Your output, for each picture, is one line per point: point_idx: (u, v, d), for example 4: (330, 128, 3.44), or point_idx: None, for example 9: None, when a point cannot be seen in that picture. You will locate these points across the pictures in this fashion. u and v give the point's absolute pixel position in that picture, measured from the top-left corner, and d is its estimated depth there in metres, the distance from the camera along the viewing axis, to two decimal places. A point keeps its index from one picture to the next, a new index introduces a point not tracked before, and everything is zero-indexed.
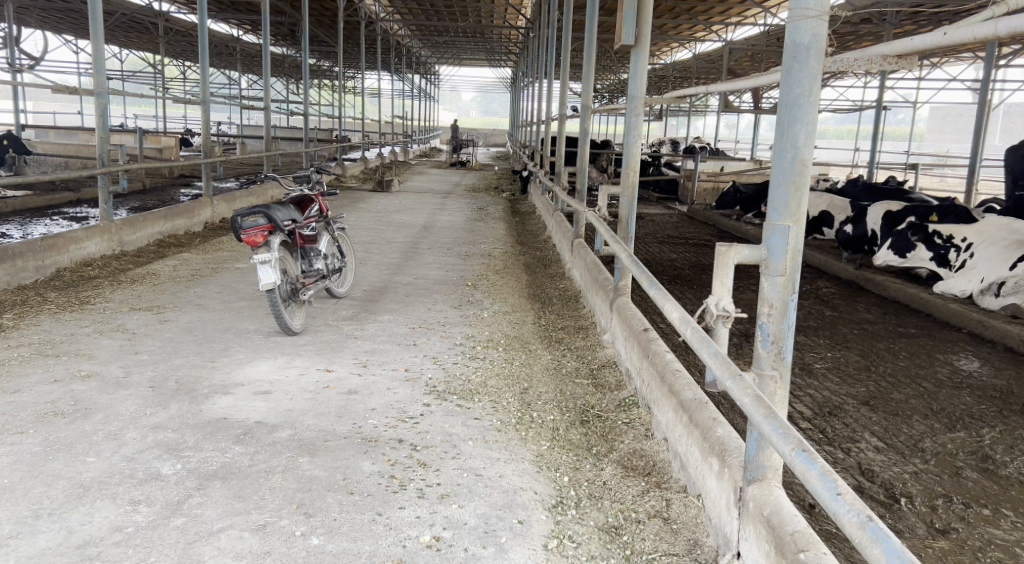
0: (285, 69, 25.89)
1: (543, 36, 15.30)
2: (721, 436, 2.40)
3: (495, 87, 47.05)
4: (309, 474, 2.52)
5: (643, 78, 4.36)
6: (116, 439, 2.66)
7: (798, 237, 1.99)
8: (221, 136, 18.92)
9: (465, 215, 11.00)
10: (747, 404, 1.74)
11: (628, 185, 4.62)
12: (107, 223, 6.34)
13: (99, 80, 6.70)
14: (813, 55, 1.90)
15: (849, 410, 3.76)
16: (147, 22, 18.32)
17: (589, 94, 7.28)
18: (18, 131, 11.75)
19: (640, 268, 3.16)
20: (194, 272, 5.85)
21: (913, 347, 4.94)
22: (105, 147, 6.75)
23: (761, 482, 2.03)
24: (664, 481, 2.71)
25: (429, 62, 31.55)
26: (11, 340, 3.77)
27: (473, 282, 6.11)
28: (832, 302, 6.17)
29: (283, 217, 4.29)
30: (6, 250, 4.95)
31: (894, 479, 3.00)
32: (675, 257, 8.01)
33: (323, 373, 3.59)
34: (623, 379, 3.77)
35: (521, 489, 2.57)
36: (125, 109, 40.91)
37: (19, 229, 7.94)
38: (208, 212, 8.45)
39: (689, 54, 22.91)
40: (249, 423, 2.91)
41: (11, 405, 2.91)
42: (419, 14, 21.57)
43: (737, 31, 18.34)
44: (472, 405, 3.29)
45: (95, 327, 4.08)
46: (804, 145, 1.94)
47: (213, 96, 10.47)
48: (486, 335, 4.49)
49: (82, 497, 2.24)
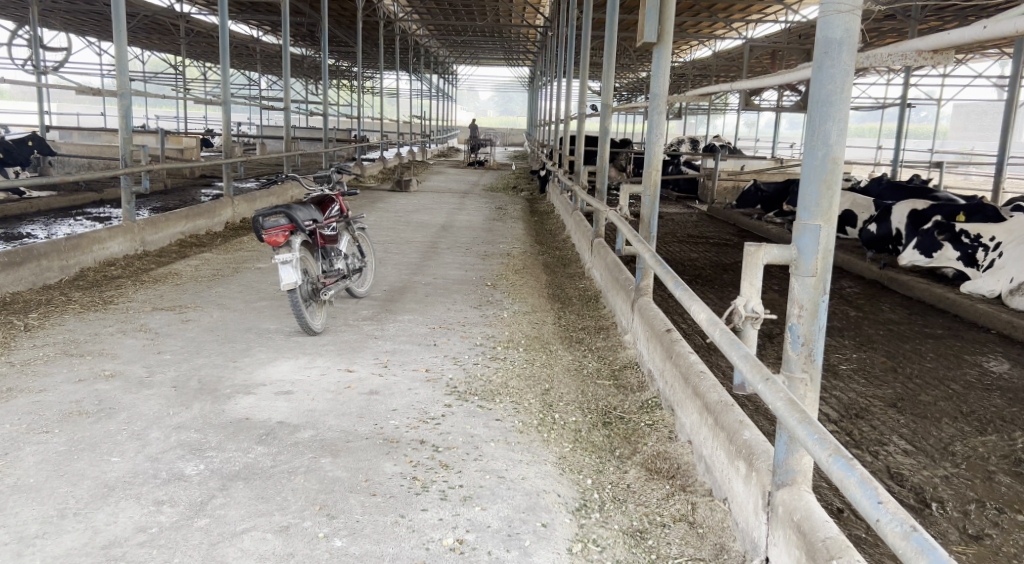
0: (304, 69, 26.07)
1: (562, 36, 15.30)
2: (748, 439, 2.35)
3: (513, 87, 47.16)
4: (331, 475, 2.51)
5: (666, 75, 4.31)
6: (140, 439, 2.67)
7: (829, 237, 1.94)
8: (241, 137, 19.10)
9: (483, 214, 11.01)
10: (780, 409, 1.69)
11: (650, 184, 4.56)
12: (130, 223, 6.39)
13: (122, 80, 6.74)
14: (845, 50, 1.85)
15: (876, 412, 3.70)
16: (168, 23, 18.51)
17: (610, 92, 7.22)
18: (43, 132, 11.90)
19: (665, 268, 3.11)
20: (215, 272, 5.89)
21: (941, 348, 4.85)
22: (128, 148, 6.79)
23: (791, 487, 1.99)
24: (689, 484, 2.67)
25: (447, 62, 31.69)
26: (37, 339, 3.81)
27: (493, 281, 6.10)
28: (856, 302, 6.08)
29: (306, 216, 4.28)
30: (31, 250, 5.01)
31: (924, 483, 2.94)
32: (696, 256, 7.96)
33: (343, 373, 3.58)
34: (645, 379, 3.73)
35: (545, 492, 2.54)
36: (147, 111, 41.53)
37: (43, 229, 8.04)
38: (229, 212, 8.51)
39: (708, 52, 22.77)
40: (272, 423, 2.91)
41: (36, 404, 2.93)
42: (437, 14, 21.63)
43: (757, 28, 18.21)
44: (493, 406, 3.27)
45: (119, 327, 4.11)
46: (835, 142, 1.90)
47: (233, 96, 10.50)
48: (507, 335, 4.47)
49: (107, 497, 2.25)
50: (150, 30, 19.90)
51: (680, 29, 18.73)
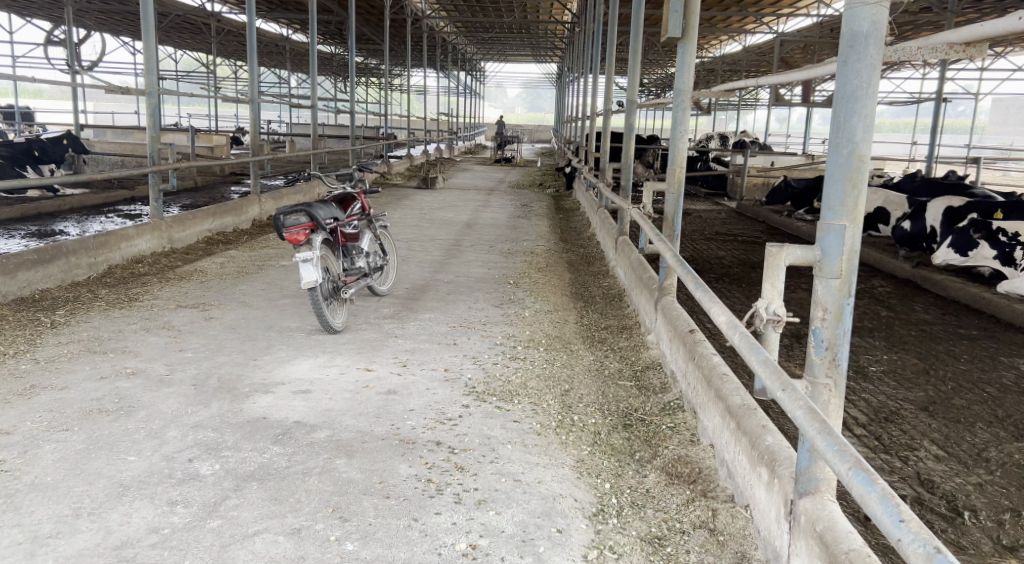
0: (332, 67, 26.28)
1: (589, 31, 15.19)
2: (771, 445, 2.28)
3: (541, 83, 47.04)
4: (346, 476, 2.49)
5: (691, 71, 4.22)
6: (157, 437, 2.68)
7: (854, 238, 1.87)
8: (271, 135, 19.30)
9: (508, 211, 10.97)
10: (800, 418, 1.61)
11: (674, 182, 4.47)
12: (157, 220, 6.46)
13: (151, 80, 6.81)
14: (872, 44, 1.78)
15: (907, 416, 3.59)
16: (200, 23, 18.76)
17: (635, 88, 7.11)
18: (77, 130, 12.07)
19: (687, 268, 3.04)
20: (240, 270, 5.93)
21: (976, 350, 4.71)
22: (156, 146, 6.85)
23: (815, 495, 1.92)
24: (710, 490, 2.60)
25: (475, 59, 31.73)
26: (62, 336, 3.85)
27: (515, 280, 6.06)
28: (888, 301, 5.94)
29: (326, 214, 4.28)
30: (61, 247, 5.08)
31: (956, 491, 2.84)
32: (723, 254, 7.84)
33: (362, 372, 3.57)
34: (667, 381, 3.66)
35: (561, 496, 2.50)
36: (180, 109, 42.19)
37: (76, 226, 8.18)
38: (256, 209, 8.58)
39: (738, 46, 22.47)
40: (289, 423, 2.90)
41: (58, 402, 2.96)
42: (465, 11, 21.64)
43: (789, 22, 17.92)
44: (512, 407, 3.24)
45: (143, 324, 4.15)
46: (861, 139, 1.82)
47: (261, 94, 10.57)
48: (528, 335, 4.42)
49: (121, 497, 2.25)
50: (182, 30, 20.18)
51: (709, 24, 18.50)
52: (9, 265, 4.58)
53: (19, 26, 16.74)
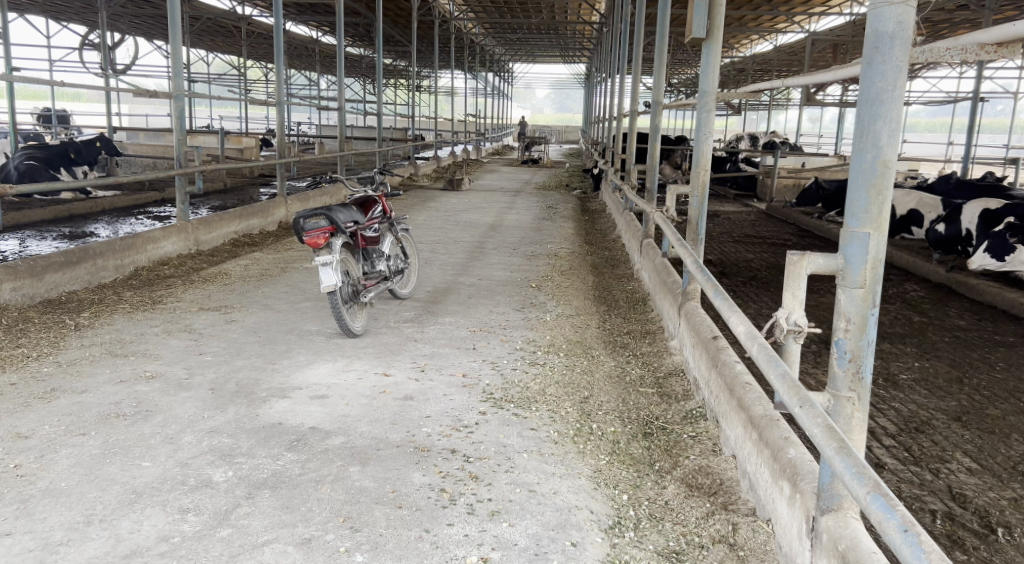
0: (361, 68, 26.43)
1: (616, 32, 15.13)
2: (793, 458, 2.20)
3: (570, 84, 46.87)
4: (358, 485, 2.47)
5: (715, 73, 4.13)
6: (172, 443, 2.69)
7: (879, 247, 1.80)
8: (300, 137, 19.49)
9: (533, 213, 10.92)
10: (817, 436, 1.54)
11: (699, 185, 4.38)
12: (183, 223, 6.51)
13: (178, 83, 6.87)
14: (897, 45, 1.71)
15: (939, 426, 3.48)
16: (231, 26, 19.01)
17: (661, 89, 7.01)
18: (110, 133, 12.24)
19: (707, 276, 2.97)
20: (263, 272, 5.95)
21: (1011, 358, 4.56)
22: (182, 149, 6.92)
23: (837, 512, 1.85)
24: (731, 503, 2.52)
25: (502, 61, 31.83)
26: (85, 339, 3.89)
27: (538, 283, 6.01)
28: (921, 306, 5.78)
29: (345, 218, 4.28)
30: (87, 249, 5.14)
31: (989, 506, 2.73)
32: (751, 256, 7.71)
33: (380, 378, 3.54)
34: (690, 389, 3.59)
35: (577, 508, 2.44)
36: (212, 112, 42.86)
37: (107, 228, 8.31)
38: (283, 211, 8.64)
39: (769, 45, 22.08)
40: (304, 429, 2.89)
41: (76, 405, 2.98)
42: (493, 12, 21.72)
43: (821, 21, 17.57)
44: (529, 414, 3.18)
45: (164, 327, 4.17)
46: (886, 143, 1.75)
47: (289, 96, 10.65)
48: (548, 340, 4.37)
49: (133, 504, 2.26)
50: (214, 33, 20.47)
51: (739, 23, 18.21)
52: (38, 267, 4.65)
53: (56, 30, 17.09)
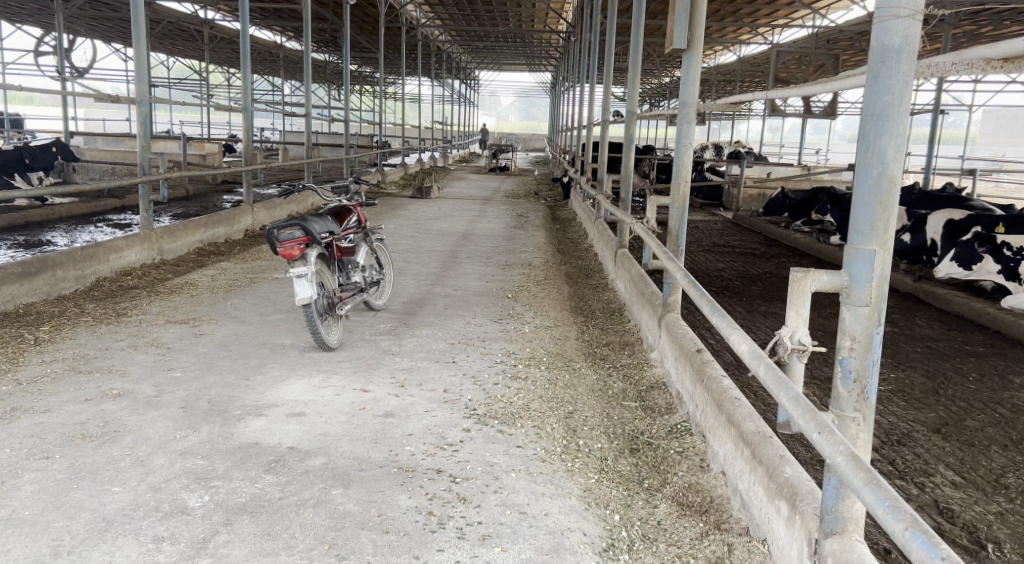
0: (326, 75, 26.14)
1: (585, 40, 15.19)
2: (791, 477, 2.17)
3: (536, 92, 47.08)
4: (343, 509, 2.37)
5: (696, 84, 4.11)
6: (143, 466, 2.56)
7: (884, 263, 1.77)
8: (264, 143, 19.18)
9: (505, 222, 10.85)
10: (840, 465, 1.49)
11: (679, 196, 4.35)
12: (147, 231, 6.31)
13: (141, 88, 6.67)
14: (904, 59, 1.67)
15: (919, 439, 3.48)
16: (192, 30, 18.62)
17: (635, 98, 6.99)
18: (67, 138, 11.82)
19: (698, 289, 2.92)
20: (231, 283, 5.79)
21: (984, 368, 4.61)
22: (147, 156, 6.71)
23: (841, 536, 1.80)
24: (724, 521, 2.48)
25: (469, 68, 31.79)
26: (46, 354, 3.71)
27: (513, 293, 5.95)
28: (891, 316, 5.85)
29: (320, 228, 4.15)
30: (47, 259, 4.94)
31: (976, 520, 2.73)
32: (723, 266, 7.76)
33: (358, 394, 3.43)
34: (673, 402, 3.55)
35: (569, 530, 2.37)
36: (172, 117, 42.12)
37: (65, 236, 8.03)
38: (248, 219, 8.43)
39: (732, 56, 22.39)
40: (282, 449, 2.78)
41: (39, 426, 2.83)
42: (460, 20, 21.66)
43: (784, 33, 17.82)
44: (514, 431, 3.11)
45: (130, 341, 4.01)
46: (891, 159, 1.71)
47: (255, 102, 10.40)
48: (528, 352, 4.30)
49: (103, 533, 2.14)
50: (175, 37, 20.03)
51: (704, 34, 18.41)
52: None
53: (9, 32, 16.55)
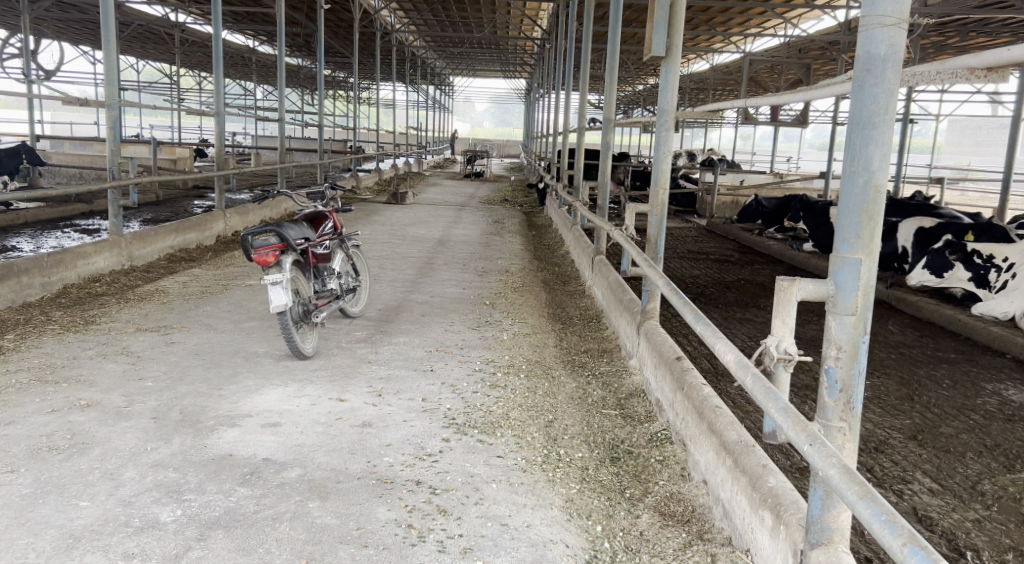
0: (299, 80, 25.92)
1: (560, 48, 15.26)
2: (775, 487, 2.15)
3: (511, 99, 47.32)
4: (320, 522, 2.31)
5: (674, 93, 4.11)
6: (113, 479, 2.48)
7: (870, 273, 1.76)
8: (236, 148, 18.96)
9: (480, 228, 10.82)
10: (834, 478, 1.47)
11: (658, 204, 4.36)
12: (117, 237, 6.17)
13: (110, 90, 6.52)
14: (890, 68, 1.67)
15: (896, 445, 3.51)
16: (162, 33, 18.37)
17: (612, 106, 6.99)
18: (32, 143, 11.55)
19: (680, 297, 2.90)
20: (204, 290, 5.68)
21: (955, 374, 4.67)
22: (116, 160, 6.55)
23: (828, 547, 1.78)
24: (706, 531, 2.46)
25: (444, 74, 31.78)
26: (11, 363, 3.60)
27: (492, 300, 5.91)
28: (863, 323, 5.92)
29: (296, 235, 4.08)
30: (12, 266, 4.80)
31: (955, 528, 2.75)
32: (698, 272, 7.79)
33: (335, 404, 3.36)
34: (653, 409, 3.53)
35: (552, 543, 2.34)
36: (142, 121, 41.57)
37: (30, 242, 7.83)
38: (221, 225, 8.28)
39: (705, 65, 22.71)
40: (256, 461, 2.70)
41: (3, 438, 2.73)
42: (435, 26, 21.66)
43: (756, 42, 18.07)
44: (494, 440, 3.07)
45: (99, 350, 3.90)
46: (878, 167, 1.71)
47: (226, 106, 10.25)
48: (507, 360, 4.26)
49: (71, 550, 2.06)
50: (144, 39, 19.72)
51: None
52: None
53: None
